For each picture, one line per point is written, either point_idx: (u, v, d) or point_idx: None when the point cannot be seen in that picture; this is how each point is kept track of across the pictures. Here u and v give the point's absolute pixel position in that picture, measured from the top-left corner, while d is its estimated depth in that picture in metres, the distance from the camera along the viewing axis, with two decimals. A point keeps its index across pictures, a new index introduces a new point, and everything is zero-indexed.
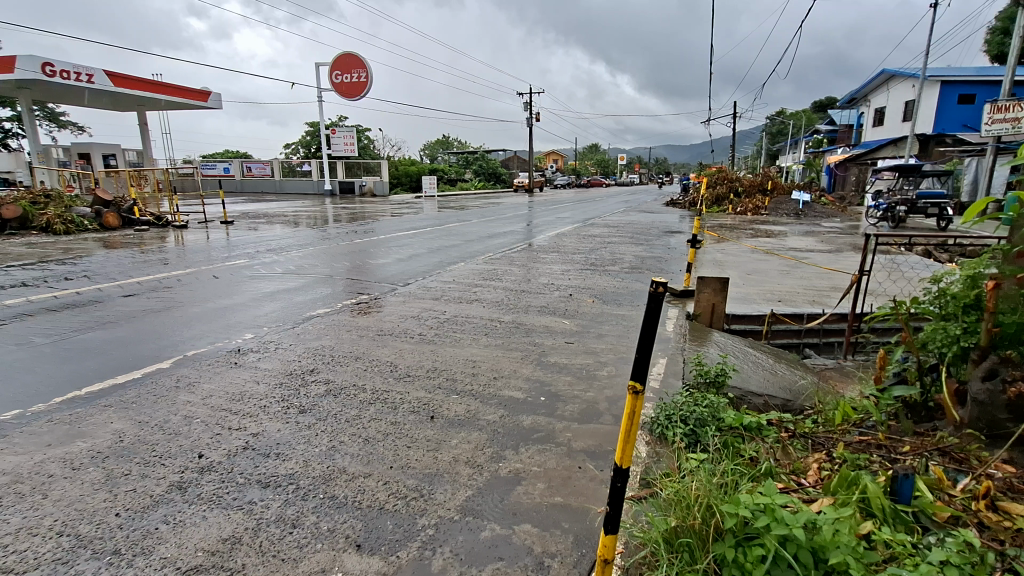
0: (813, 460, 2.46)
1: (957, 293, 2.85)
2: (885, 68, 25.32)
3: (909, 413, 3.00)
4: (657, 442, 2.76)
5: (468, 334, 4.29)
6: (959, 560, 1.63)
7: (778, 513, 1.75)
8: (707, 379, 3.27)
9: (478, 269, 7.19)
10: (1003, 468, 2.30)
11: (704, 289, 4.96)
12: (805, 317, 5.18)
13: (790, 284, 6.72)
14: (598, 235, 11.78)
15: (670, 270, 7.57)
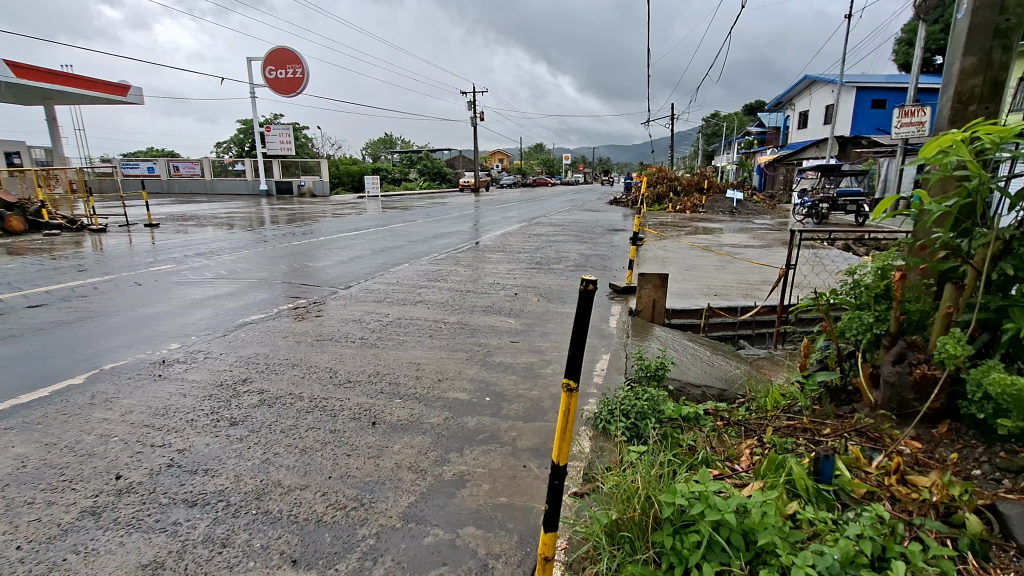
0: (745, 446, 2.57)
1: (868, 284, 3.06)
2: (807, 76, 27.06)
3: (831, 397, 3.18)
4: (600, 437, 2.82)
5: (412, 337, 4.21)
6: (873, 533, 1.76)
7: (711, 500, 1.82)
8: (648, 372, 3.36)
9: (423, 269, 7.09)
10: (912, 444, 2.50)
11: (645, 285, 5.09)
12: (739, 310, 5.42)
13: (725, 279, 7.03)
14: (544, 233, 11.90)
15: (613, 267, 7.75)
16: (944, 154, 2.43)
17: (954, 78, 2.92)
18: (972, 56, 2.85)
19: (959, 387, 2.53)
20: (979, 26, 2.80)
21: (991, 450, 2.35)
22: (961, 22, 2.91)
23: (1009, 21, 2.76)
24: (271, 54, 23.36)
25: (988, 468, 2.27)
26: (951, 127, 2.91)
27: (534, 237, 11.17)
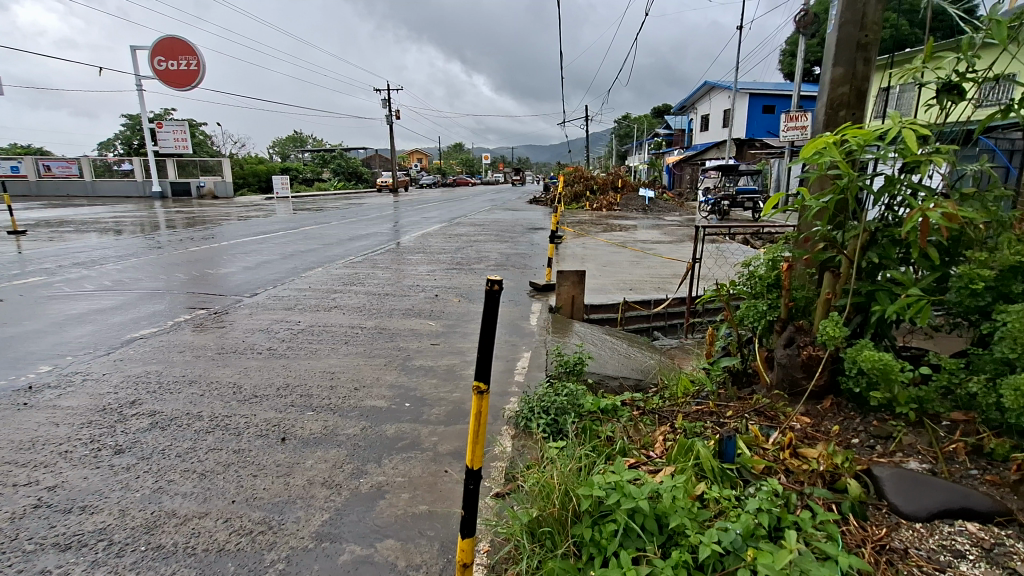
0: (658, 433, 2.68)
1: (762, 274, 3.33)
2: (706, 82, 29.04)
3: (734, 381, 3.41)
4: (521, 436, 2.83)
5: (326, 345, 4.02)
6: (770, 505, 1.90)
7: (626, 489, 1.88)
8: (567, 368, 3.42)
9: (337, 273, 6.80)
10: (802, 419, 2.74)
11: (564, 282, 5.22)
12: (652, 303, 5.71)
13: (638, 274, 7.36)
14: (465, 233, 11.85)
15: (533, 265, 7.87)
16: (819, 155, 2.68)
17: (827, 85, 3.23)
18: (840, 66, 3.16)
19: (838, 365, 2.81)
20: (845, 39, 3.12)
21: (866, 420, 2.64)
22: (831, 36, 3.22)
23: (868, 36, 3.10)
24: (159, 43, 21.43)
25: (864, 437, 2.55)
26: (825, 131, 3.21)
27: (455, 237, 11.09)
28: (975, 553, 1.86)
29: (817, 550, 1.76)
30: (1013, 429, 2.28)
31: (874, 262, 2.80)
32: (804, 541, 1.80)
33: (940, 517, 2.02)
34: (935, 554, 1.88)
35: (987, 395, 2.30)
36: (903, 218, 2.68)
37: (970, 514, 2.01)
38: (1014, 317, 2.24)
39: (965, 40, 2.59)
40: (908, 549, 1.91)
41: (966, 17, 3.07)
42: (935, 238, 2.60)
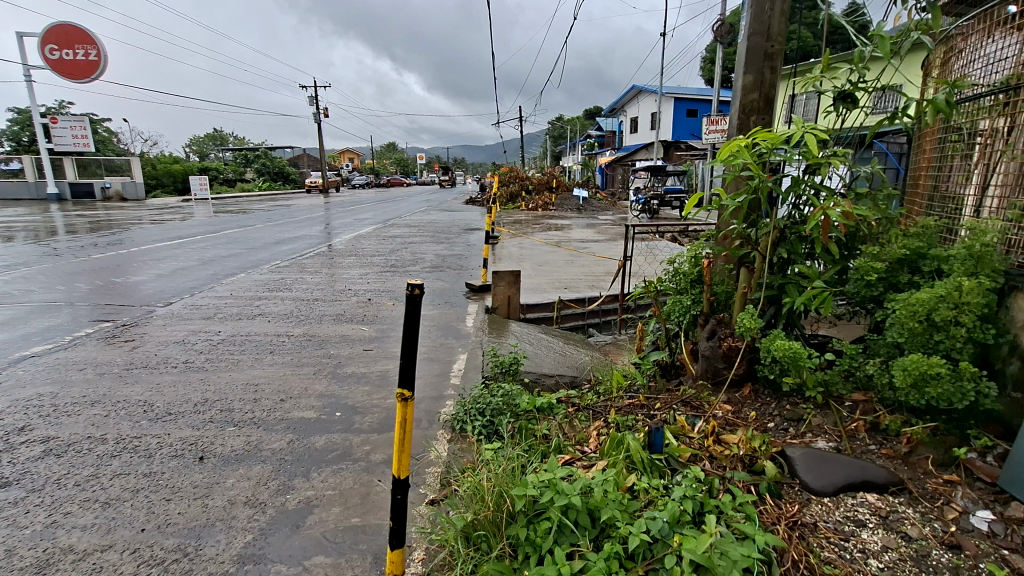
0: (592, 429, 2.74)
1: (685, 271, 3.50)
2: (634, 86, 30.12)
3: (663, 373, 3.56)
4: (458, 439, 2.80)
5: (249, 355, 3.81)
6: (693, 492, 1.99)
7: (559, 486, 1.91)
8: (503, 368, 3.44)
9: (262, 279, 6.47)
10: (724, 407, 2.89)
11: (500, 282, 5.24)
12: (586, 301, 5.85)
13: (573, 272, 7.52)
14: (399, 235, 11.64)
15: (469, 266, 7.84)
16: (733, 157, 2.85)
17: (739, 91, 3.43)
18: (750, 74, 3.37)
19: (755, 355, 3.00)
20: (754, 49, 3.34)
21: (780, 405, 2.83)
22: (741, 45, 3.43)
23: (774, 46, 3.33)
24: (52, 30, 19.49)
25: (779, 420, 2.73)
26: (738, 134, 3.42)
27: (390, 239, 10.86)
28: (873, 521, 2.04)
29: (737, 531, 1.86)
30: (903, 406, 2.53)
31: (783, 257, 3.01)
32: (726, 523, 1.90)
33: (845, 491, 2.20)
34: (841, 524, 2.04)
35: (881, 375, 2.53)
36: (807, 216, 2.90)
37: (869, 486, 2.20)
38: (901, 304, 2.48)
39: (857, 53, 2.83)
40: (817, 523, 2.06)
41: (857, 31, 3.35)
42: (835, 234, 2.83)
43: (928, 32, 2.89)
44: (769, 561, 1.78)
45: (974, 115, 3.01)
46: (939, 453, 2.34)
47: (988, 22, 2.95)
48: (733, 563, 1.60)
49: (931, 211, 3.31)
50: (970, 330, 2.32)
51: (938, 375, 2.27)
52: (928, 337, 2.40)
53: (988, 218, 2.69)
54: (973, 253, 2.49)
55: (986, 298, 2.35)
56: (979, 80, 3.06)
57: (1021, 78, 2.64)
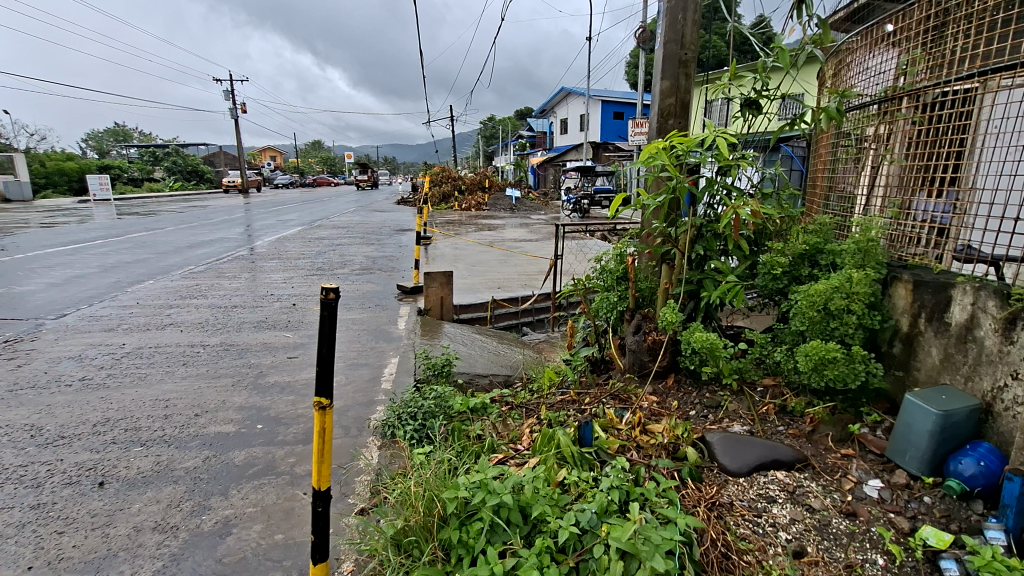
0: (525, 426, 2.77)
1: (612, 268, 3.61)
2: (564, 89, 30.78)
3: (594, 368, 3.66)
4: (388, 445, 2.74)
5: (159, 368, 3.53)
6: (620, 482, 2.05)
7: (490, 486, 1.92)
8: (436, 370, 3.39)
9: (173, 286, 6.01)
10: (650, 398, 3.02)
11: (432, 284, 5.19)
12: (520, 300, 5.91)
13: (506, 272, 7.58)
14: (327, 237, 11.22)
15: (401, 268, 7.70)
16: (653, 158, 2.98)
17: (658, 96, 3.59)
18: (667, 80, 3.54)
19: (677, 347, 3.16)
20: (669, 56, 3.50)
21: (700, 393, 3.00)
22: (658, 52, 3.59)
23: (687, 54, 3.50)
24: None
25: (699, 408, 2.89)
26: (658, 137, 3.58)
27: (317, 241, 10.44)
28: (782, 496, 2.19)
29: (661, 516, 1.95)
30: (806, 388, 2.75)
31: (701, 254, 3.19)
32: (650, 509, 1.98)
33: (757, 470, 2.35)
34: (754, 502, 2.18)
35: (787, 361, 2.75)
36: (721, 214, 3.08)
37: (778, 464, 2.37)
38: (803, 295, 2.69)
39: (760, 63, 3.04)
40: (733, 502, 2.19)
41: (761, 42, 3.60)
42: (745, 232, 3.03)
43: (821, 46, 3.14)
44: (690, 543, 1.87)
45: (861, 122, 3.32)
46: (837, 429, 2.56)
47: (871, 38, 3.26)
48: (656, 548, 1.66)
49: (827, 209, 3.63)
50: (860, 317, 2.57)
51: (834, 359, 2.49)
52: (826, 324, 2.62)
53: (875, 217, 2.99)
54: (862, 247, 2.75)
55: (872, 288, 2.60)
56: (864, 91, 3.39)
57: (897, 90, 2.94)
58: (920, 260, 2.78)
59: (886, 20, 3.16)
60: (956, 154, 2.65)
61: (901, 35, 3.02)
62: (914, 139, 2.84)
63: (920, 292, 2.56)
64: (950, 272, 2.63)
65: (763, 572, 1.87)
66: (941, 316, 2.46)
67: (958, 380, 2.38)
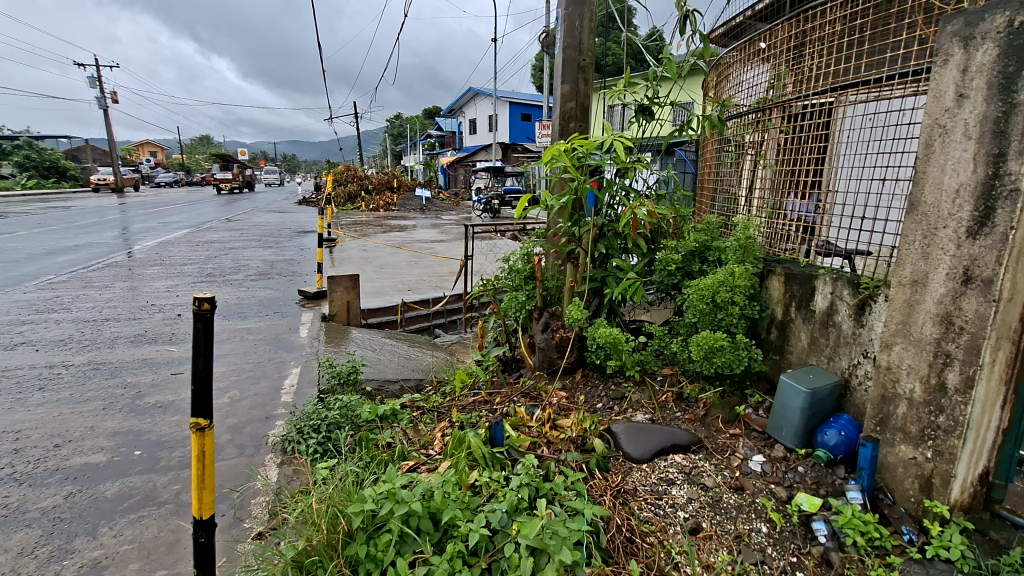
0: (437, 431, 2.73)
1: (519, 268, 3.67)
2: (472, 89, 30.87)
3: (505, 367, 3.69)
4: (289, 462, 2.57)
5: (8, 395, 3.05)
6: (529, 479, 2.07)
7: (397, 495, 1.86)
8: (341, 379, 3.24)
9: (26, 299, 5.23)
10: (559, 394, 3.11)
11: (337, 288, 4.98)
12: (431, 302, 5.83)
13: (416, 273, 7.46)
14: (219, 239, 10.38)
15: (303, 272, 7.29)
16: (555, 160, 3.06)
17: (558, 100, 3.68)
18: (567, 84, 3.65)
19: (583, 343, 3.27)
20: (568, 61, 3.62)
21: (606, 386, 3.13)
22: (558, 57, 3.69)
23: (585, 60, 3.63)
24: None
25: (605, 400, 3.02)
26: (560, 140, 3.68)
27: (207, 245, 9.59)
28: (680, 478, 2.34)
29: (569, 508, 2.00)
30: (699, 375, 2.97)
31: (603, 252, 3.33)
32: (559, 503, 2.02)
33: (658, 456, 2.49)
34: (655, 485, 2.31)
35: (682, 351, 2.95)
36: (620, 214, 3.24)
37: (676, 448, 2.53)
38: (694, 289, 2.90)
39: (651, 72, 3.23)
40: (637, 488, 2.30)
41: (651, 52, 3.81)
42: (642, 231, 3.21)
43: (704, 58, 3.39)
44: (597, 532, 1.95)
45: (740, 130, 3.64)
46: (726, 411, 2.79)
47: (747, 53, 3.58)
48: (563, 541, 1.70)
49: (714, 208, 3.95)
50: (741, 307, 2.82)
51: (722, 347, 2.71)
52: (714, 316, 2.85)
53: (753, 216, 3.29)
54: (742, 244, 3.01)
55: (751, 281, 2.87)
56: (742, 101, 3.71)
57: (768, 102, 3.26)
58: (791, 255, 3.12)
59: (758, 38, 3.48)
60: (817, 159, 2.98)
61: (771, 52, 3.34)
62: (783, 146, 3.17)
63: (790, 283, 2.87)
64: (815, 265, 2.96)
65: (664, 551, 1.98)
66: (807, 304, 2.77)
67: (822, 360, 2.69)
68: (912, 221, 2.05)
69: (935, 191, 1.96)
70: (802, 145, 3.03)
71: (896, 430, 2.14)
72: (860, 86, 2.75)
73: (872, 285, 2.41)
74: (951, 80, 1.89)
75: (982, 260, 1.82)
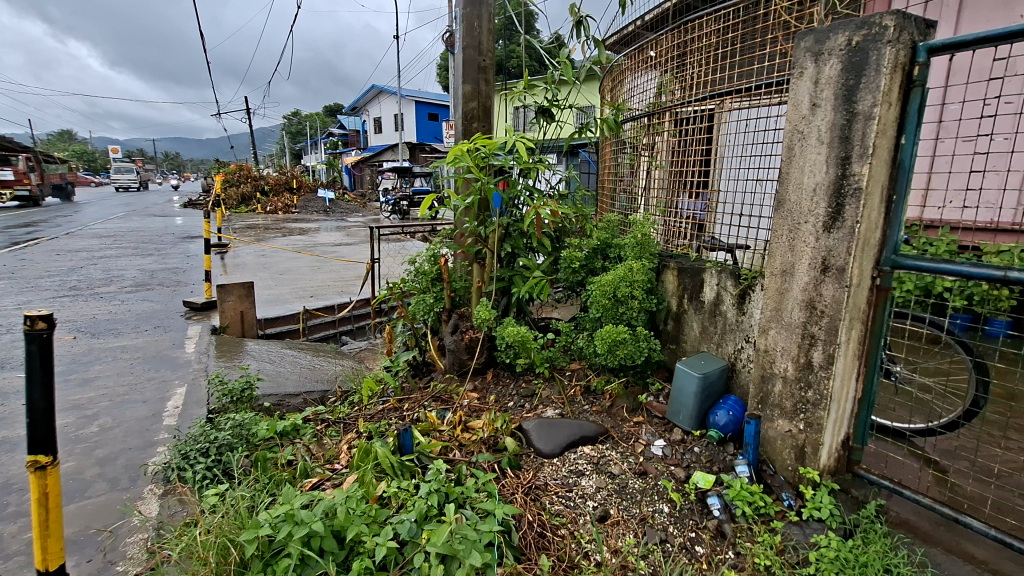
0: (343, 443, 2.61)
1: (426, 270, 3.61)
2: (375, 87, 30.02)
3: (416, 372, 3.61)
4: (173, 492, 2.32)
5: None
6: (438, 485, 2.03)
7: (296, 517, 1.74)
8: (233, 397, 2.99)
9: None
10: (470, 395, 3.09)
11: (229, 297, 4.61)
12: (336, 308, 5.57)
13: (320, 278, 7.12)
14: (85, 247, 9.20)
15: (189, 281, 6.67)
16: (457, 160, 3.04)
17: (461, 100, 3.66)
18: (467, 84, 3.64)
19: (493, 343, 3.29)
20: (469, 62, 3.61)
21: (517, 384, 3.17)
22: (457, 56, 3.67)
23: (486, 61, 3.65)
24: None
25: (516, 398, 3.05)
26: (464, 140, 3.66)
27: (70, 254, 8.45)
28: (589, 468, 2.41)
29: (480, 510, 1.99)
30: (604, 368, 3.09)
31: (509, 252, 3.37)
32: (469, 506, 2.00)
33: (568, 449, 2.55)
34: (566, 478, 2.37)
35: (588, 346, 3.06)
36: (524, 214, 3.28)
37: (584, 440, 2.60)
38: (597, 286, 3.01)
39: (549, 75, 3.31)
40: (548, 482, 2.35)
41: (550, 56, 3.90)
42: (546, 230, 3.28)
43: (601, 65, 3.52)
44: (508, 531, 1.95)
45: (634, 132, 3.84)
46: (630, 401, 2.92)
47: (638, 60, 3.79)
48: (473, 544, 1.69)
49: (614, 207, 4.13)
50: (640, 301, 2.97)
51: (623, 339, 2.83)
52: (616, 310, 2.97)
53: (649, 214, 3.47)
54: (639, 241, 3.16)
55: (648, 275, 3.04)
56: (636, 105, 3.91)
57: (657, 106, 3.47)
58: (684, 250, 3.33)
59: (646, 46, 3.70)
60: (703, 161, 3.21)
61: (659, 60, 3.56)
62: (674, 149, 3.38)
63: (683, 277, 3.08)
64: (703, 259, 3.20)
65: (574, 541, 2.04)
66: (697, 296, 2.98)
67: (711, 347, 2.91)
68: (779, 218, 2.27)
69: (798, 190, 2.18)
70: (690, 147, 3.24)
71: (774, 406, 2.36)
72: (734, 94, 3.00)
73: (751, 276, 2.65)
74: (806, 90, 2.12)
75: (836, 251, 2.04)
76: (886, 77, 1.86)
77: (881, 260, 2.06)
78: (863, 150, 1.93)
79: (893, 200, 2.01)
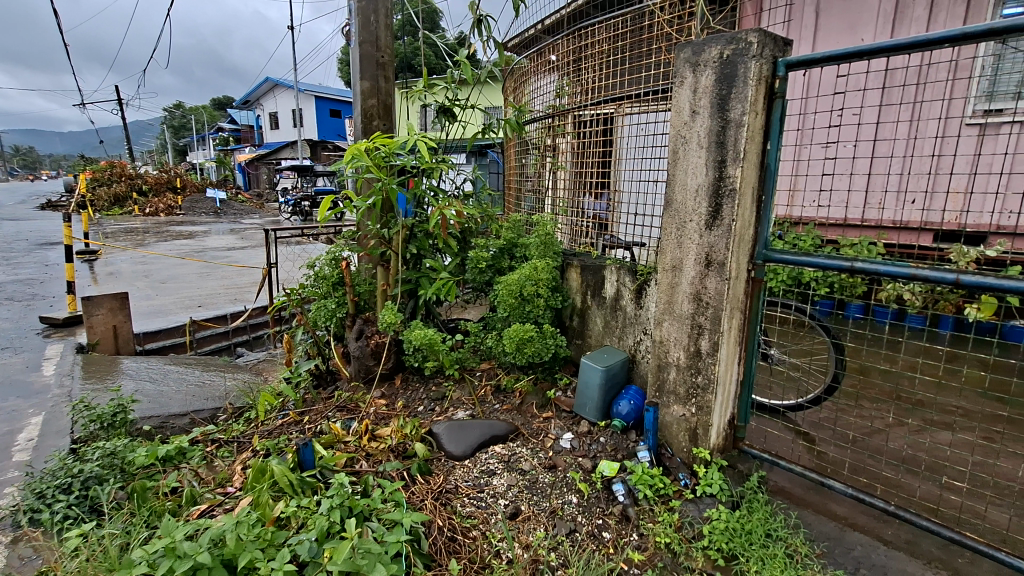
0: (236, 465, 2.41)
1: (326, 274, 3.44)
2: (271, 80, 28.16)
3: (319, 381, 3.43)
4: (26, 538, 2.02)
5: None
6: (341, 499, 1.93)
7: (177, 550, 1.58)
8: (103, 422, 2.66)
9: None
10: (377, 402, 3.00)
11: (97, 311, 4.10)
12: (229, 318, 5.17)
13: (210, 286, 6.57)
14: None
15: (48, 294, 5.85)
16: (355, 159, 2.92)
17: (359, 97, 3.54)
18: (366, 80, 3.52)
19: (400, 347, 3.20)
20: (367, 57, 3.49)
21: (427, 387, 3.12)
22: (353, 51, 3.53)
23: (384, 56, 3.53)
24: None
25: (426, 402, 3.00)
26: (363, 139, 3.53)
27: None
28: (500, 467, 2.43)
29: (388, 521, 1.92)
30: (513, 366, 3.12)
31: (414, 253, 3.30)
32: (375, 518, 1.93)
33: (478, 449, 2.55)
34: (477, 479, 2.36)
35: (497, 345, 3.08)
36: (429, 214, 3.23)
37: (495, 439, 2.62)
38: (503, 286, 3.03)
39: (448, 74, 3.28)
40: (459, 485, 2.33)
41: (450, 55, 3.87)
42: (451, 231, 3.26)
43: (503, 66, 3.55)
44: (417, 539, 1.91)
45: (536, 134, 3.92)
46: (539, 397, 2.97)
47: (538, 63, 3.87)
48: (377, 557, 1.63)
49: (520, 207, 4.20)
50: (545, 299, 3.04)
51: (530, 338, 2.88)
52: (522, 308, 3.01)
53: (552, 214, 3.56)
54: (544, 241, 3.23)
55: (552, 274, 3.12)
56: (537, 107, 4.00)
57: (558, 108, 3.56)
58: (586, 248, 3.46)
59: (545, 50, 3.78)
60: (601, 162, 3.35)
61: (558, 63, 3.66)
62: (574, 150, 3.50)
63: (585, 274, 3.20)
64: (603, 256, 3.34)
65: (486, 541, 2.04)
66: (599, 292, 3.11)
67: (614, 340, 3.04)
68: (668, 217, 2.43)
69: (683, 191, 2.34)
70: (589, 149, 3.37)
71: (670, 393, 2.52)
72: (626, 100, 3.16)
73: (646, 271, 2.80)
74: (686, 98, 2.28)
75: (716, 247, 2.22)
76: (752, 89, 2.05)
77: (755, 254, 2.26)
78: (735, 154, 2.11)
79: (762, 200, 2.22)
